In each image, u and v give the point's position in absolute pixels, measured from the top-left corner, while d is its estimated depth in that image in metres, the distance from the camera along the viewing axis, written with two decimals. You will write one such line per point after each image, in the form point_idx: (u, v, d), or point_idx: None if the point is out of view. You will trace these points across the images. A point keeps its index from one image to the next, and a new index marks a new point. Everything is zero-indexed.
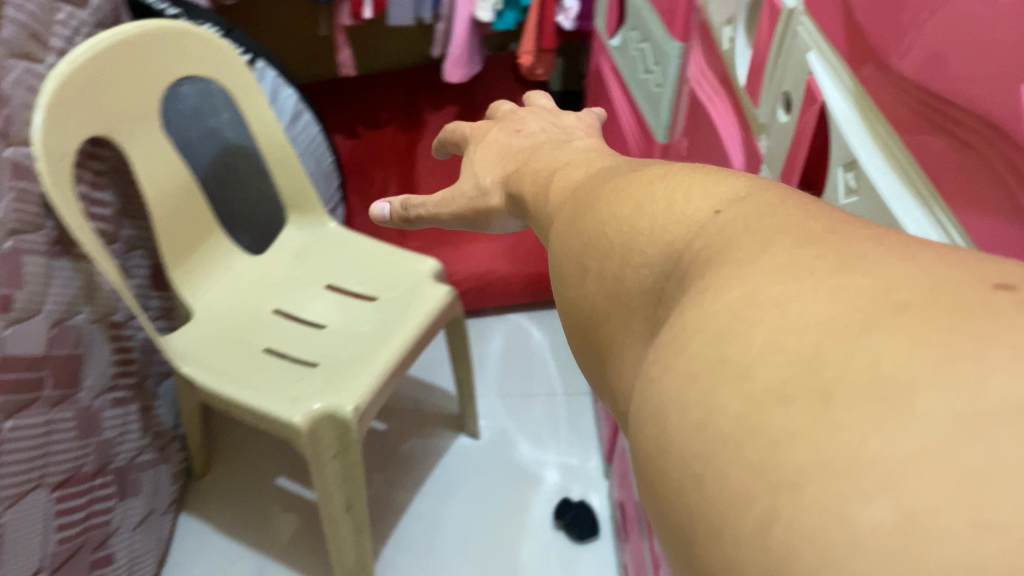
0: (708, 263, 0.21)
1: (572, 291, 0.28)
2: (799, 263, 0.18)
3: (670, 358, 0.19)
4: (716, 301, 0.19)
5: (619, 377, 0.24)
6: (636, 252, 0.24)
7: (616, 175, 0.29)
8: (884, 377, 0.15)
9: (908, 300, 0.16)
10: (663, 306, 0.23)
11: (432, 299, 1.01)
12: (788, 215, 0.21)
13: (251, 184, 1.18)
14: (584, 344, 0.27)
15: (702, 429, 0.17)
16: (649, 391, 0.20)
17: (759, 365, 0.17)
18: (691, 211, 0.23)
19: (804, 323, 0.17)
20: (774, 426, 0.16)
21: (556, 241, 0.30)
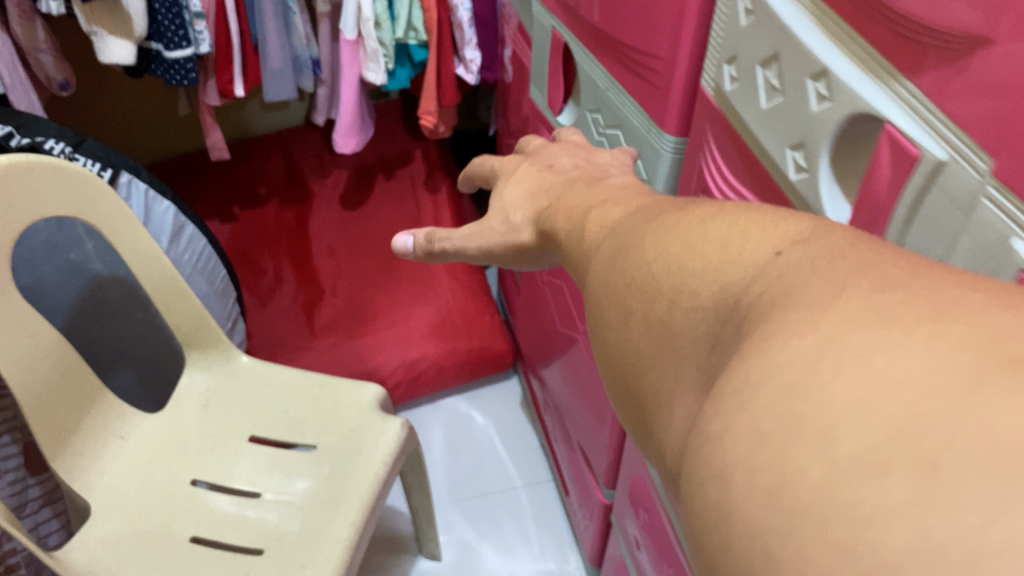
0: (772, 309, 0.19)
1: (612, 337, 0.26)
2: (881, 309, 0.16)
3: (731, 414, 0.17)
4: (783, 351, 0.17)
5: (665, 431, 0.22)
6: (688, 296, 0.22)
7: (659, 215, 0.27)
8: (1005, 446, 0.13)
9: (1023, 353, 0.14)
10: (718, 354, 0.20)
11: (382, 446, 0.73)
12: (861, 256, 0.19)
13: (127, 318, 0.85)
14: (624, 393, 0.25)
15: (774, 498, 0.15)
16: (706, 450, 0.17)
17: (844, 426, 0.15)
18: (748, 252, 0.21)
19: (896, 378, 0.15)
20: (867, 499, 0.13)
21: (596, 285, 0.28)
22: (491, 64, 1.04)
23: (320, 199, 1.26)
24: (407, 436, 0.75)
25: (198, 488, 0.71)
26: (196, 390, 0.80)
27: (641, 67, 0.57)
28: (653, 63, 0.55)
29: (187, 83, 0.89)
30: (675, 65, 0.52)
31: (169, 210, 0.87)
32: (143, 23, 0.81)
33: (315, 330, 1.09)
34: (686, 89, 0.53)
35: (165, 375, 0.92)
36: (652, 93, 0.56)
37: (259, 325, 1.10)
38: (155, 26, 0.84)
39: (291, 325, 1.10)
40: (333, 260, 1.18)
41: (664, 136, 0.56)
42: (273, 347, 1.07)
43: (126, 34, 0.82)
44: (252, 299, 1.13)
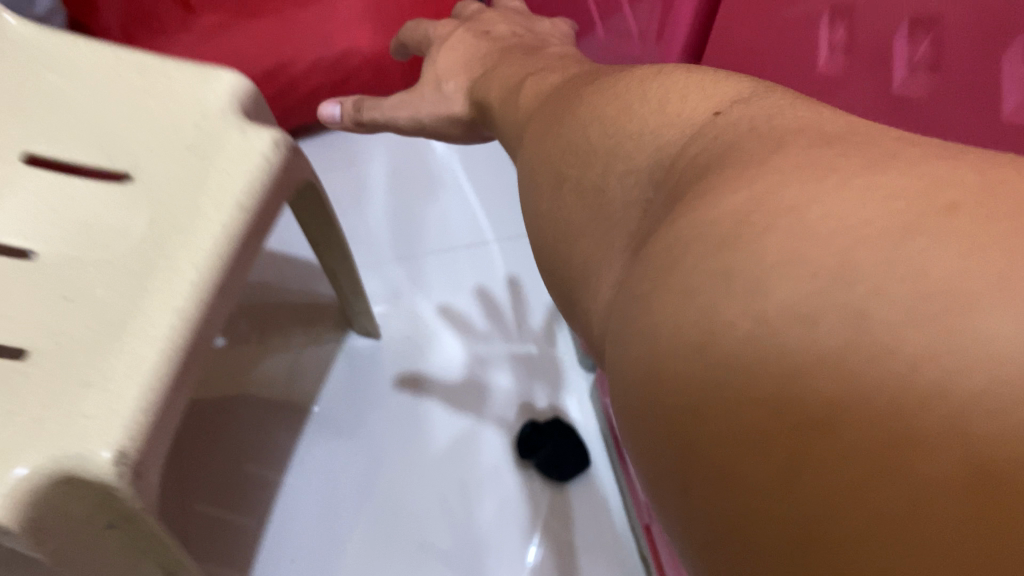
0: (705, 169, 0.18)
1: (545, 207, 0.25)
2: (811, 163, 0.16)
3: (660, 274, 0.17)
4: (715, 209, 0.16)
5: (590, 299, 0.22)
6: (627, 161, 0.21)
7: (597, 82, 0.26)
8: (935, 291, 0.12)
9: (959, 201, 0.13)
10: (648, 219, 0.20)
11: (238, 173, 0.38)
12: (797, 116, 0.18)
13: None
14: (552, 264, 0.24)
15: (704, 351, 0.15)
16: (634, 312, 0.17)
17: (775, 279, 0.14)
18: (688, 118, 0.20)
19: (830, 228, 0.14)
20: (793, 352, 0.13)
21: (532, 152, 0.26)
22: None
23: None
24: (286, 161, 0.40)
25: None
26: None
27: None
28: None
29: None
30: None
31: None
32: None
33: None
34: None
35: None
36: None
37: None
38: None
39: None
40: None
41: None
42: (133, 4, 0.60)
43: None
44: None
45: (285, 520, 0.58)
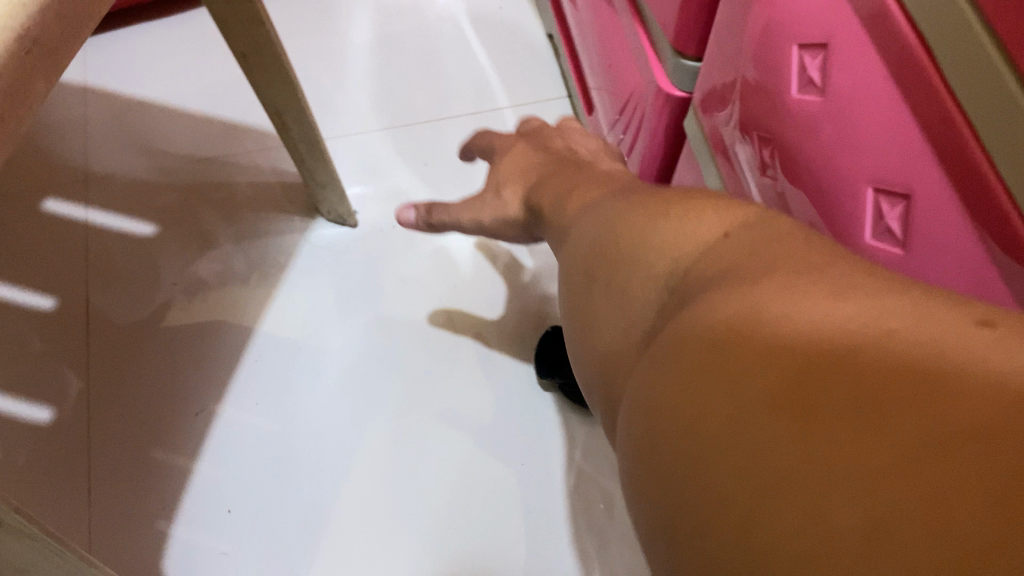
0: (710, 282, 0.22)
1: (579, 304, 0.29)
2: (792, 287, 0.20)
3: (666, 368, 0.20)
4: (711, 315, 0.20)
5: (611, 385, 0.25)
6: (648, 268, 0.25)
7: (629, 199, 0.30)
8: (866, 397, 0.16)
9: (895, 328, 0.17)
10: (659, 319, 0.23)
11: None
12: (791, 246, 0.22)
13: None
14: (581, 353, 0.28)
15: (694, 433, 0.18)
16: (643, 399, 0.21)
17: (752, 378, 0.18)
18: (701, 237, 0.24)
19: (795, 341, 0.18)
20: (756, 434, 0.17)
21: (571, 254, 0.30)
22: None
23: None
24: None
25: None
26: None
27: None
28: None
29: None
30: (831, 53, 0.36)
31: None
32: None
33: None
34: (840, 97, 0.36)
35: None
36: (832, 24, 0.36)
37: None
38: None
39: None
40: None
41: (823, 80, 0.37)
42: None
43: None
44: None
45: (197, 490, 0.73)
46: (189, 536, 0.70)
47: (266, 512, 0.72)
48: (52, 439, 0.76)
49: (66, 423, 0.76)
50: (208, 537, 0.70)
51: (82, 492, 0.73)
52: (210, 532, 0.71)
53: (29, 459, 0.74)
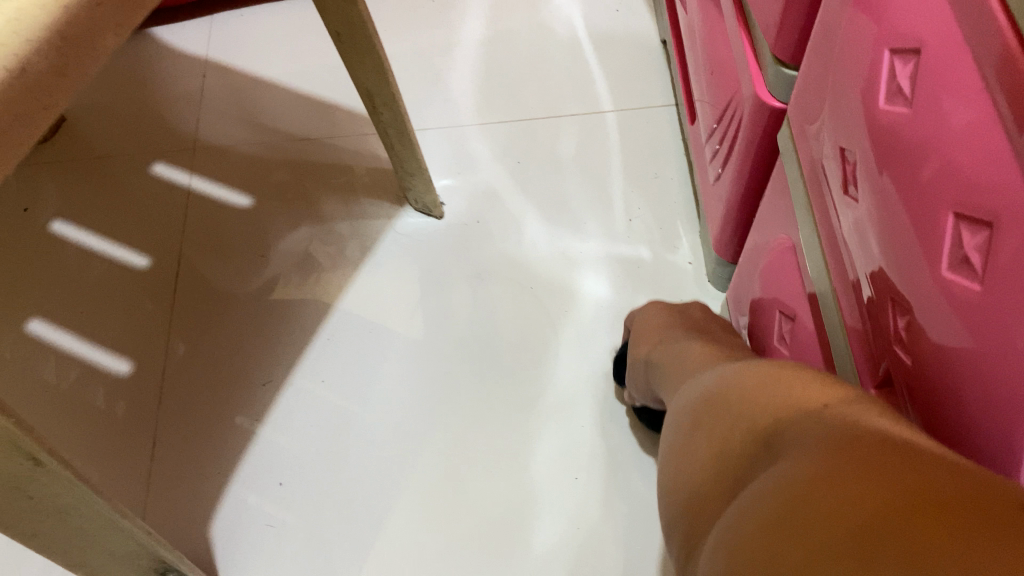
0: (804, 445, 0.27)
1: (677, 446, 0.34)
2: (867, 461, 0.25)
3: (756, 513, 0.25)
4: (802, 474, 0.25)
5: (692, 518, 0.30)
6: (748, 425, 0.30)
7: (735, 364, 0.36)
8: (914, 551, 0.20)
9: (948, 503, 0.22)
10: (747, 471, 0.29)
11: None
12: (869, 428, 0.27)
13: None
14: (665, 487, 0.33)
15: (771, 570, 0.23)
16: (732, 537, 0.26)
17: (826, 528, 0.23)
18: (796, 407, 0.29)
19: (866, 506, 0.23)
20: (826, 570, 0.21)
21: (681, 404, 0.37)
22: None
23: None
24: None
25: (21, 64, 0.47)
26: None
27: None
28: None
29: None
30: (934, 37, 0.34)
31: None
32: None
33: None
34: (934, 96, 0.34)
35: None
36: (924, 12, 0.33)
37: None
38: None
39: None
40: None
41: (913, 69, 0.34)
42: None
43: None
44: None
45: (261, 456, 0.84)
46: (251, 500, 0.81)
47: (318, 495, 0.81)
48: (128, 385, 0.91)
49: (140, 375, 0.91)
50: (269, 506, 0.81)
51: (147, 445, 0.86)
52: (270, 501, 0.81)
53: (124, 410, 0.89)
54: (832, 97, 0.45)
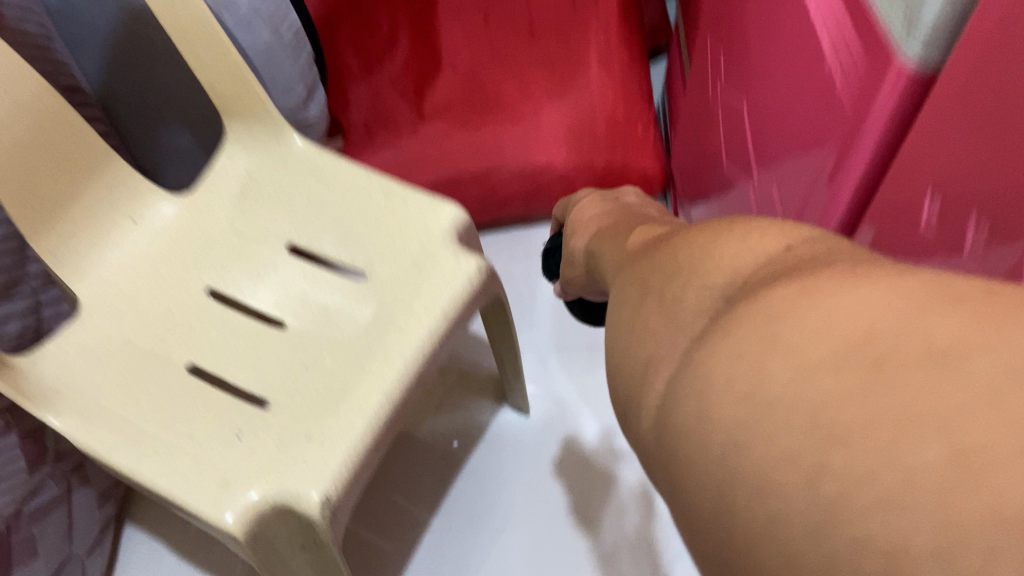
0: (767, 284, 0.22)
1: (620, 327, 0.29)
2: (854, 274, 0.19)
3: (720, 351, 0.20)
4: (770, 302, 0.20)
5: (644, 397, 0.25)
6: (701, 279, 0.25)
7: (680, 232, 0.31)
8: (936, 349, 0.15)
9: (969, 295, 0.16)
10: (705, 324, 0.24)
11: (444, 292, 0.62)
12: (851, 255, 0.22)
13: (174, 58, 0.75)
14: (614, 379, 0.28)
15: (751, 400, 0.18)
16: (693, 385, 0.21)
17: (812, 343, 0.18)
18: (760, 253, 0.24)
19: (859, 311, 0.17)
20: (824, 390, 0.16)
21: (621, 285, 0.31)
22: None
23: None
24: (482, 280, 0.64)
25: (215, 299, 0.67)
26: (235, 172, 0.74)
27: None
28: None
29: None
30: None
31: None
32: None
33: (425, 113, 0.92)
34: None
35: (216, 125, 0.83)
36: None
37: (362, 91, 0.94)
38: None
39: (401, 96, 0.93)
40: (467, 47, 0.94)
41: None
42: (371, 122, 0.93)
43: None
44: (358, 58, 0.95)
45: None
46: None
47: None
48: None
49: None
50: None
51: None
52: None
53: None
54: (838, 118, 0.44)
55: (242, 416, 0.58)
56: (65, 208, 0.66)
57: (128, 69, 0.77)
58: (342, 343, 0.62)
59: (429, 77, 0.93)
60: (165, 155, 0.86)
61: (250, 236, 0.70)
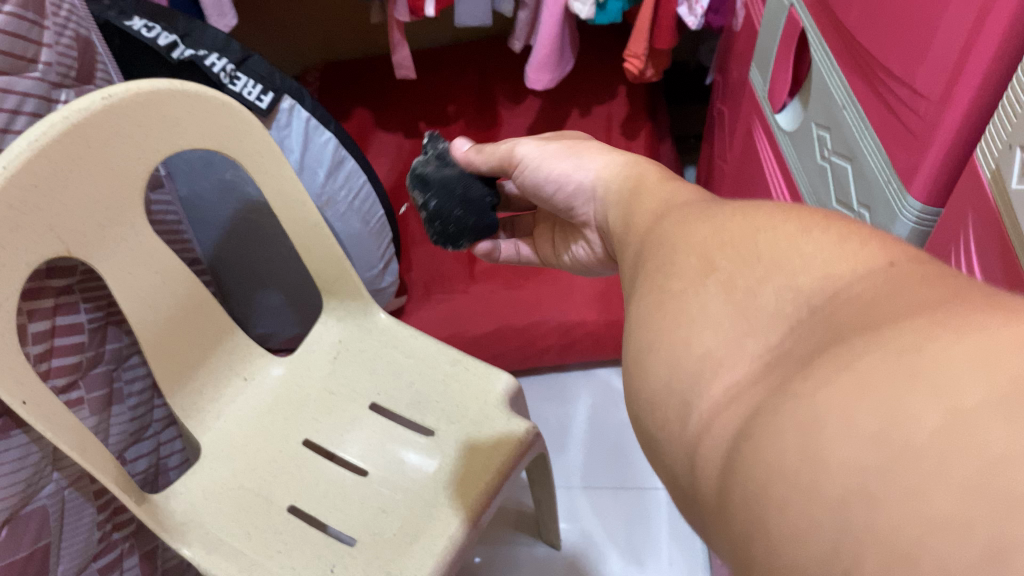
0: (873, 311, 0.20)
1: (662, 307, 0.27)
2: (986, 311, 0.18)
3: (828, 384, 0.19)
4: (889, 335, 0.19)
5: (695, 404, 0.23)
6: (782, 281, 0.24)
7: (738, 213, 0.29)
8: None
9: None
10: (791, 345, 0.22)
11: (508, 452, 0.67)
12: (969, 286, 0.20)
13: (275, 244, 0.82)
14: (642, 370, 0.27)
15: (879, 444, 0.16)
16: (789, 414, 0.19)
17: (962, 379, 0.16)
18: (858, 265, 0.22)
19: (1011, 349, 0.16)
20: (987, 437, 0.15)
21: (660, 260, 0.29)
22: (719, 10, 0.96)
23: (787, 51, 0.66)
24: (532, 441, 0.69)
25: (309, 449, 0.69)
26: (329, 339, 0.78)
27: (889, 88, 0.48)
28: (910, 100, 0.46)
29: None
30: (946, 99, 0.42)
31: (331, 142, 0.77)
32: None
33: (476, 275, 1.00)
34: (952, 158, 0.44)
35: (314, 307, 0.88)
36: (902, 136, 0.47)
37: (422, 256, 1.04)
38: None
39: (453, 260, 1.03)
40: None
41: (908, 199, 0.47)
42: (431, 284, 1.01)
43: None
44: (421, 229, 1.08)
45: None
46: None
47: None
48: None
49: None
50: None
51: None
52: None
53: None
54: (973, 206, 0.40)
55: (360, 493, 0.65)
56: (194, 375, 0.70)
57: (242, 251, 0.82)
58: (413, 492, 0.65)
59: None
60: (265, 317, 0.89)
61: (341, 391, 0.74)
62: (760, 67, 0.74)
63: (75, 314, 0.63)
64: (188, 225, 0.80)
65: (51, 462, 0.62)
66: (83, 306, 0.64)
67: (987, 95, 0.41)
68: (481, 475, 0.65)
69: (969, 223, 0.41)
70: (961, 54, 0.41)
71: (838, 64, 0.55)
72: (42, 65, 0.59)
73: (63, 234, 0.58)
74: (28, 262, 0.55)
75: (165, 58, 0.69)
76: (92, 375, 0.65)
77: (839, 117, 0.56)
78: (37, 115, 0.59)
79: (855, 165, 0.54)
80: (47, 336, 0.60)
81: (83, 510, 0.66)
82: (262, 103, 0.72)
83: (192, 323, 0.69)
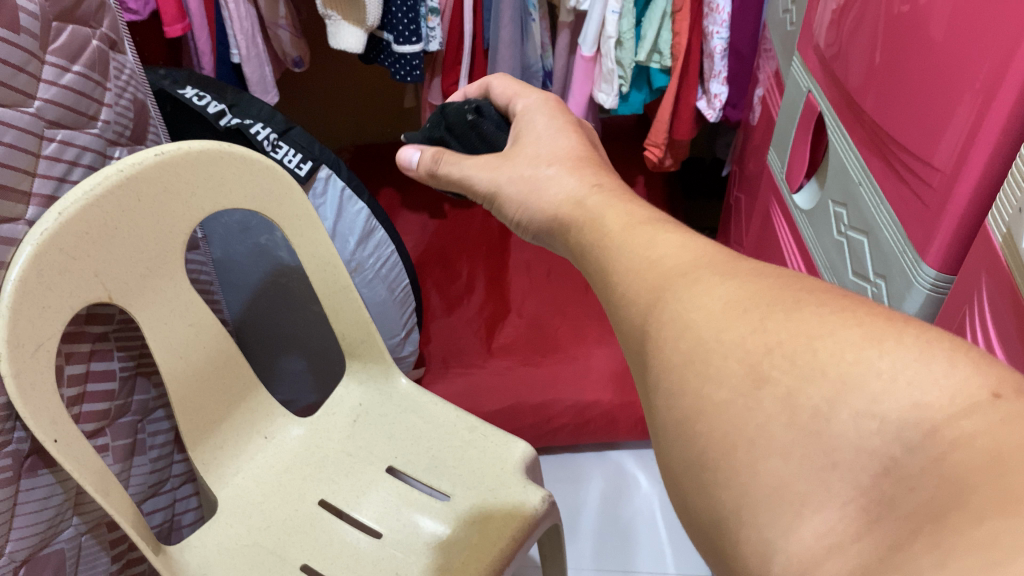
0: (1000, 472, 0.20)
1: (728, 425, 0.27)
2: None
3: (966, 569, 0.18)
4: None
5: (790, 543, 0.23)
6: (862, 406, 0.24)
7: (808, 300, 0.28)
8: None
9: None
10: (897, 495, 0.22)
11: (525, 519, 0.68)
12: None
13: (303, 308, 0.86)
14: (714, 490, 0.26)
15: None
16: None
17: None
18: (954, 397, 0.23)
19: None
20: None
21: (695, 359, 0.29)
22: (738, 103, 1.01)
23: (809, 134, 0.69)
24: (547, 509, 0.70)
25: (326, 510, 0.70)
26: (349, 402, 0.80)
27: (904, 165, 0.50)
28: (925, 175, 0.48)
29: (410, 79, 0.92)
30: (958, 170, 0.45)
31: (363, 212, 0.82)
32: (377, 13, 0.84)
33: (492, 349, 1.04)
34: (967, 225, 0.46)
35: (335, 370, 0.90)
36: (918, 213, 0.49)
37: (441, 330, 1.08)
38: (388, 18, 0.88)
39: (471, 336, 1.06)
40: (527, 276, 1.16)
41: (923, 267, 0.49)
42: (448, 356, 1.03)
43: (358, 22, 0.85)
44: (441, 302, 1.13)
45: None
46: None
47: None
48: None
49: None
50: None
51: None
52: None
53: None
54: (976, 292, 0.42)
55: (375, 556, 0.66)
56: (216, 430, 0.71)
57: (268, 314, 0.86)
58: (428, 556, 0.66)
59: (498, 322, 1.08)
60: (285, 382, 0.91)
61: (359, 454, 0.75)
62: (778, 150, 0.77)
63: (109, 362, 0.65)
64: (221, 289, 0.83)
65: (73, 505, 0.63)
66: (117, 355, 0.66)
67: (996, 166, 0.43)
68: (495, 542, 0.66)
69: (982, 288, 0.41)
70: (974, 126, 0.43)
71: (855, 144, 0.58)
72: (101, 122, 0.63)
73: (107, 280, 0.59)
74: (73, 305, 0.56)
75: (213, 124, 0.74)
76: (118, 424, 0.67)
77: (856, 194, 0.58)
78: (93, 168, 0.62)
79: (871, 239, 0.56)
80: (81, 381, 0.62)
81: (97, 557, 0.67)
82: (300, 170, 0.77)
83: (218, 378, 0.71)
